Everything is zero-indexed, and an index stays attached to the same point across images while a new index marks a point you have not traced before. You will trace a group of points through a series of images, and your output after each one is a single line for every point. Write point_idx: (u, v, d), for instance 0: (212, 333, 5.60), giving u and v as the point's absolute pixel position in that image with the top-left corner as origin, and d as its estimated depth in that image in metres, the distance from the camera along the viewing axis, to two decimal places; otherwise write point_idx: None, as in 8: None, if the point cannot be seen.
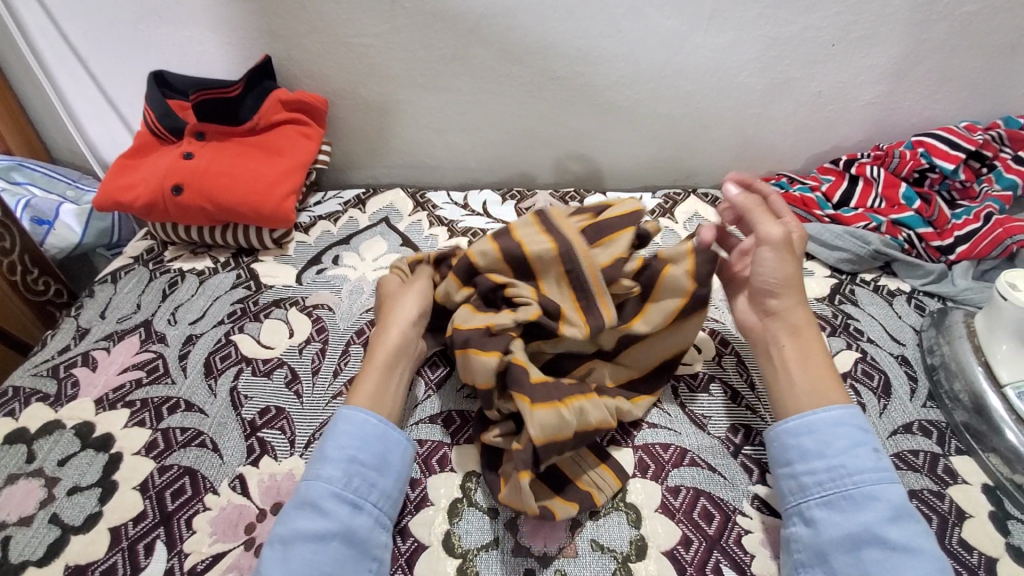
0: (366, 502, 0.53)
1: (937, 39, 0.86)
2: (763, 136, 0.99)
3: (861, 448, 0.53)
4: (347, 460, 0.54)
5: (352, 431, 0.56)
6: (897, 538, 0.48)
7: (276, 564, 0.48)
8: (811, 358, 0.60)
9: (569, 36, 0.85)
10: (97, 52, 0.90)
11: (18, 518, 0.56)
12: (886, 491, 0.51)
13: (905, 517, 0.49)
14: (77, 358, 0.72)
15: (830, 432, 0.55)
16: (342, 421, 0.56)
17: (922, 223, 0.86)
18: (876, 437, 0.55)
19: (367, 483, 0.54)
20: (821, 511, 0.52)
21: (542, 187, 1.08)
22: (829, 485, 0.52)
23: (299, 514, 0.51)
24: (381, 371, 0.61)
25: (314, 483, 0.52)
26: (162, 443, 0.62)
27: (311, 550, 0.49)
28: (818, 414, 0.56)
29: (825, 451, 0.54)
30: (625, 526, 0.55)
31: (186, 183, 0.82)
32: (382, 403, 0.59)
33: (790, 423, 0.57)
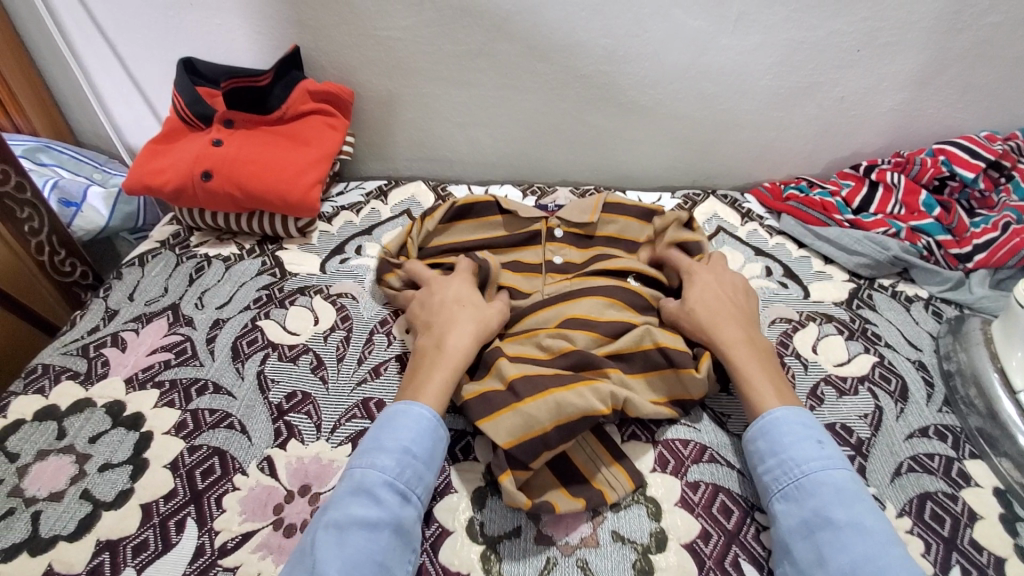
0: (414, 495, 0.53)
1: (959, 49, 0.87)
2: (783, 139, 0.99)
3: (807, 441, 0.56)
4: (400, 452, 0.54)
5: (409, 422, 0.56)
6: (843, 518, 0.50)
7: (330, 548, 0.48)
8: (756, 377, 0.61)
9: (595, 35, 0.86)
10: (128, 37, 0.91)
11: (49, 493, 0.58)
12: (831, 477, 0.53)
13: (852, 499, 0.51)
14: (107, 338, 0.73)
15: (779, 429, 0.57)
16: (398, 416, 0.57)
17: (941, 230, 0.87)
18: (822, 430, 0.57)
19: (416, 477, 0.54)
20: (781, 504, 0.54)
21: (562, 183, 1.09)
22: (784, 479, 0.55)
23: (353, 500, 0.51)
24: (451, 370, 0.60)
25: (369, 472, 0.52)
26: (191, 424, 0.63)
27: (364, 537, 0.49)
28: (764, 421, 0.58)
29: (777, 448, 0.56)
30: (645, 518, 0.57)
31: (215, 169, 0.83)
32: (442, 400, 0.59)
33: (750, 431, 0.59)
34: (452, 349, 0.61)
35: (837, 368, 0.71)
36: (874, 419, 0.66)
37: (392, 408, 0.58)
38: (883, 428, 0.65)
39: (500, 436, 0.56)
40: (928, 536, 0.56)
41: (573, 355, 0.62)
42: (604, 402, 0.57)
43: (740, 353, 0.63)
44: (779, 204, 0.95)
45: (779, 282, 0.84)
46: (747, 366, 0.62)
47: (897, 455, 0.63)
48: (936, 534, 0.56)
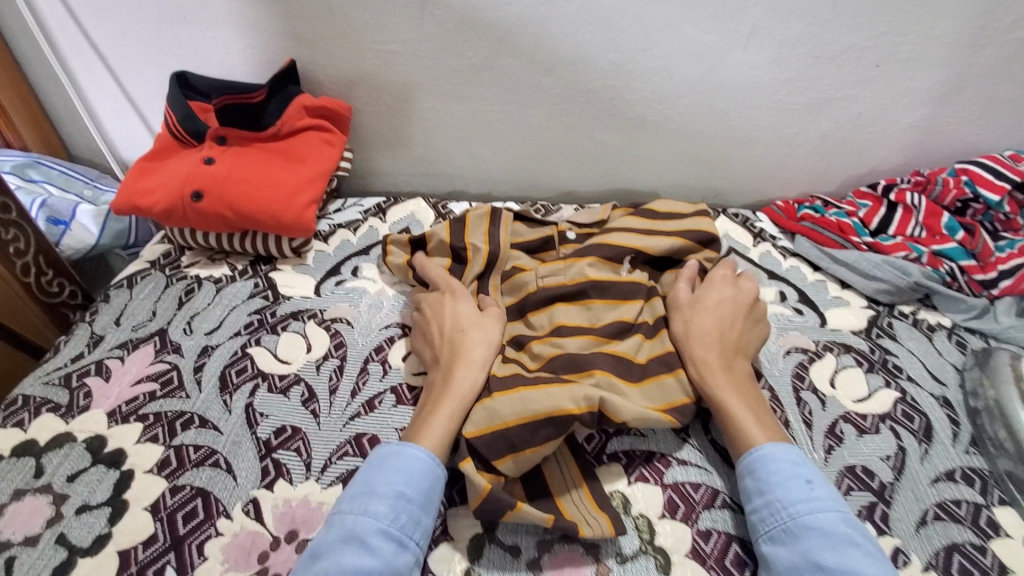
0: (410, 541, 0.50)
1: (983, 64, 0.83)
2: (796, 157, 0.96)
3: (795, 480, 0.53)
4: (395, 495, 0.51)
5: (403, 463, 0.54)
6: (831, 565, 0.46)
7: None
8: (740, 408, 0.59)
9: (601, 49, 0.83)
10: (119, 50, 0.88)
11: (23, 537, 0.54)
12: (820, 519, 0.49)
13: (842, 543, 0.47)
14: (91, 366, 0.70)
15: (765, 468, 0.54)
16: (392, 456, 0.54)
17: (964, 255, 0.83)
18: (812, 469, 0.54)
19: (412, 522, 0.51)
20: (769, 547, 0.51)
21: (567, 201, 1.05)
22: (770, 521, 0.52)
23: (344, 550, 0.48)
24: (456, 405, 0.59)
25: (362, 518, 0.50)
26: (174, 461, 0.60)
27: None
28: (751, 457, 0.56)
29: (764, 487, 0.54)
30: (653, 571, 0.53)
31: (206, 189, 0.80)
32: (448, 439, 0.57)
33: (738, 469, 0.57)
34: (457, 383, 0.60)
35: (857, 406, 0.67)
36: (897, 461, 0.62)
37: (386, 446, 0.56)
38: (906, 472, 0.61)
39: (466, 427, 0.58)
40: None
41: (561, 359, 0.64)
42: (577, 402, 0.57)
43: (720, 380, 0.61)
44: (793, 224, 0.91)
45: (794, 308, 0.80)
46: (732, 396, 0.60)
47: (922, 502, 0.59)
48: None
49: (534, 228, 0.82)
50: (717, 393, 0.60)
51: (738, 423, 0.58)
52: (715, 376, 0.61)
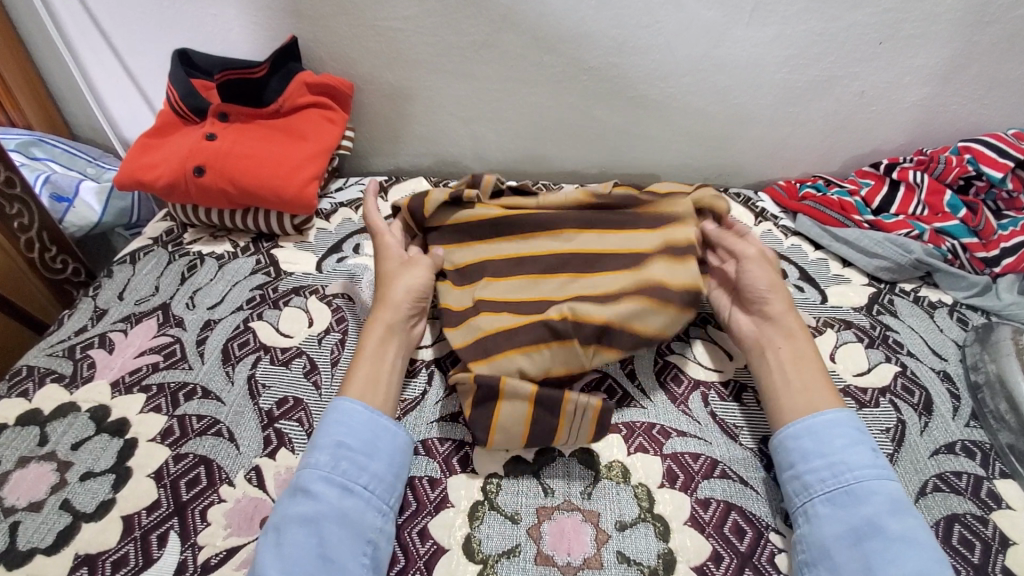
0: (356, 485, 0.53)
1: (988, 42, 0.82)
2: (798, 136, 0.95)
3: (857, 446, 0.54)
4: (334, 445, 0.54)
5: (340, 416, 0.57)
6: (896, 530, 0.48)
7: (271, 551, 0.48)
8: (810, 368, 0.60)
9: (603, 25, 0.82)
10: (122, 27, 0.88)
11: (28, 503, 0.55)
12: (884, 486, 0.51)
13: (904, 511, 0.50)
14: (94, 339, 0.70)
15: (829, 431, 0.55)
16: (332, 411, 0.57)
17: (967, 232, 0.83)
18: (872, 437, 0.56)
19: (355, 467, 0.54)
20: (824, 507, 0.52)
21: (568, 181, 1.05)
22: (830, 483, 0.53)
23: (292, 502, 0.51)
24: (371, 364, 0.61)
25: (305, 471, 0.53)
26: (177, 430, 0.61)
27: (303, 534, 0.49)
28: (818, 417, 0.56)
29: (826, 449, 0.54)
30: (652, 538, 0.53)
31: (208, 165, 0.80)
32: (369, 394, 0.59)
33: (792, 425, 0.57)
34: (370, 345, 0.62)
35: (857, 379, 0.67)
36: (896, 433, 0.62)
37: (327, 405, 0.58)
38: (906, 443, 0.62)
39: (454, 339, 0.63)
40: (956, 561, 0.53)
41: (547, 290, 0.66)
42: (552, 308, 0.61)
43: (800, 338, 0.62)
44: (795, 204, 0.91)
45: (795, 285, 0.80)
46: (807, 358, 0.61)
47: (921, 473, 0.59)
48: (965, 560, 0.53)
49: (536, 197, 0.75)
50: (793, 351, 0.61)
51: (815, 384, 0.59)
52: (802, 338, 0.62)
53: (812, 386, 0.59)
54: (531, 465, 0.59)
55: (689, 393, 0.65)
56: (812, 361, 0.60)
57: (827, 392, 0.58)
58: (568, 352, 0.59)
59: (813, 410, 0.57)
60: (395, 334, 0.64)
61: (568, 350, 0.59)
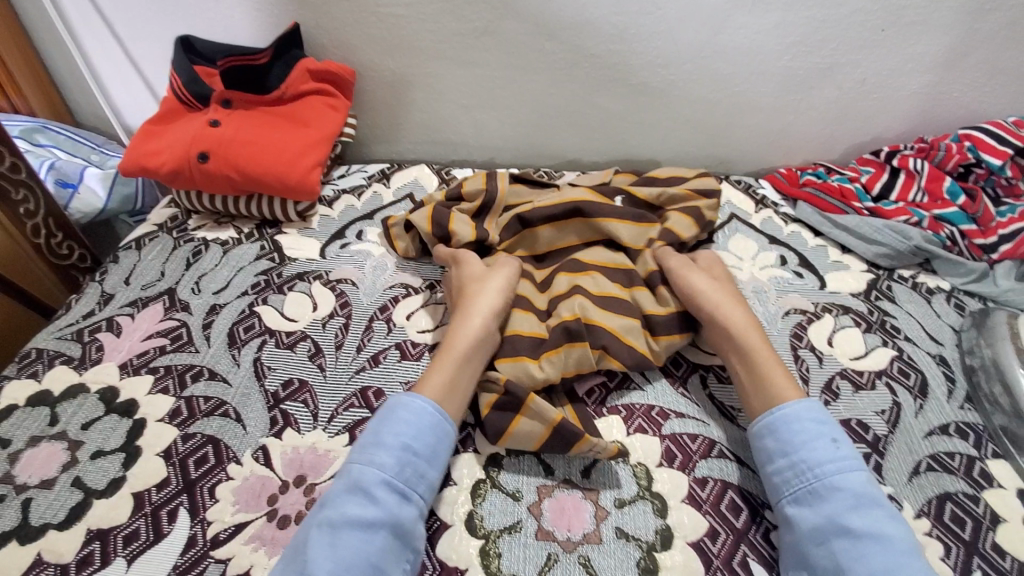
0: (414, 494, 0.52)
1: (990, 29, 0.82)
2: (799, 124, 0.96)
3: (819, 440, 0.54)
4: (400, 448, 0.54)
5: (409, 418, 0.56)
6: (859, 526, 0.48)
7: (324, 549, 0.48)
8: (764, 364, 0.60)
9: (606, 12, 0.82)
10: (125, 14, 0.88)
11: (40, 480, 0.56)
12: (847, 481, 0.51)
13: (869, 505, 0.50)
14: (102, 323, 0.72)
15: (790, 429, 0.55)
16: (402, 409, 0.56)
17: (966, 219, 0.83)
18: (836, 427, 0.56)
19: (416, 474, 0.53)
20: (792, 507, 0.52)
21: (569, 169, 1.06)
22: (795, 482, 0.53)
23: (349, 499, 0.50)
24: (454, 365, 0.60)
25: (367, 469, 0.52)
26: (185, 411, 0.62)
27: (358, 538, 0.48)
28: (774, 415, 0.57)
29: (788, 449, 0.55)
30: (651, 515, 0.54)
31: (212, 151, 0.81)
32: (446, 396, 0.58)
33: (756, 426, 0.58)
34: (459, 345, 0.61)
35: (854, 363, 0.68)
36: (892, 415, 0.63)
37: (397, 398, 0.58)
38: (901, 425, 0.63)
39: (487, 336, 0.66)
40: (947, 538, 0.54)
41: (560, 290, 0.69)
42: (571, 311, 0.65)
43: (749, 334, 0.62)
44: (795, 191, 0.91)
45: (794, 272, 0.81)
46: (762, 354, 0.61)
47: (915, 453, 0.60)
48: (956, 537, 0.54)
49: (535, 190, 0.83)
50: (748, 348, 0.61)
51: (768, 378, 0.59)
52: (750, 334, 0.62)
53: (765, 382, 0.59)
54: None
55: (687, 376, 0.66)
56: (763, 356, 0.61)
57: (787, 384, 0.59)
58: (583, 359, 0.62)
59: (770, 406, 0.58)
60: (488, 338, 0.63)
61: (581, 351, 0.62)
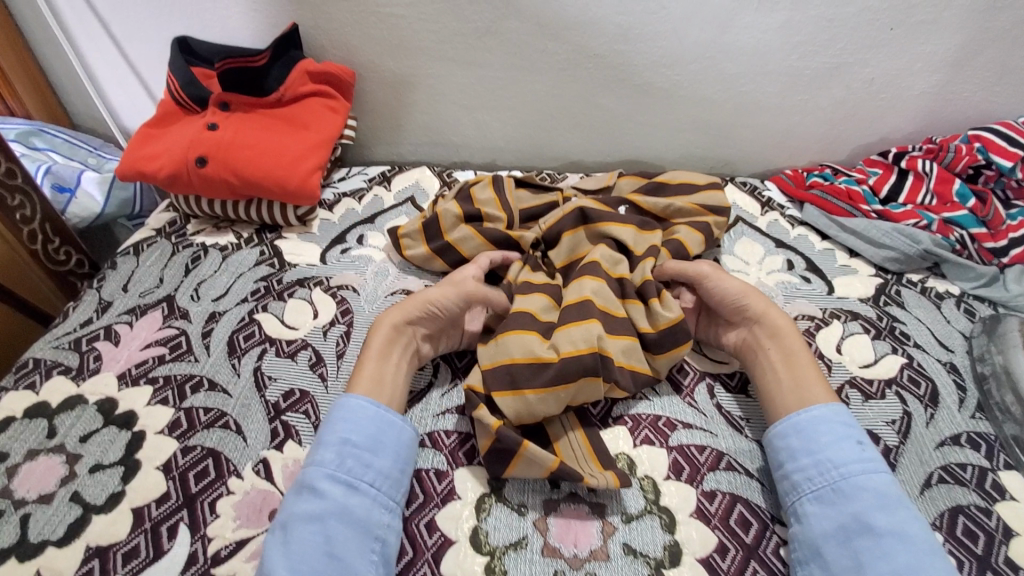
0: (362, 483, 0.53)
1: (1002, 28, 0.81)
2: (806, 124, 0.94)
3: (845, 442, 0.54)
4: (340, 443, 0.54)
5: (346, 414, 0.56)
6: (883, 525, 0.48)
7: (278, 549, 0.48)
8: (800, 363, 0.60)
9: (610, 12, 0.81)
10: (120, 14, 0.87)
11: (38, 495, 0.55)
12: (872, 481, 0.51)
13: (894, 505, 0.50)
14: (100, 331, 0.71)
15: (814, 428, 0.55)
16: (339, 409, 0.57)
17: (975, 223, 0.82)
18: (861, 431, 0.56)
19: (361, 465, 0.54)
20: (813, 505, 0.52)
21: (572, 170, 1.04)
22: (818, 480, 0.53)
23: (297, 498, 0.51)
24: (377, 357, 0.61)
25: (310, 467, 0.53)
26: (185, 423, 0.61)
27: (309, 531, 0.49)
28: (802, 415, 0.57)
29: (812, 448, 0.54)
30: (658, 530, 0.53)
31: (210, 155, 0.79)
32: (372, 389, 0.59)
33: (780, 426, 0.57)
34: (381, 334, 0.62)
35: (863, 371, 0.67)
36: (902, 425, 0.62)
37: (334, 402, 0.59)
38: (912, 435, 0.62)
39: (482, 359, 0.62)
40: (959, 553, 0.53)
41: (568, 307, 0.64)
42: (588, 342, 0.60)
43: (789, 335, 0.62)
44: (801, 193, 0.90)
45: (801, 276, 0.79)
46: (798, 354, 0.61)
47: (926, 465, 0.59)
48: (968, 551, 0.53)
49: (537, 196, 0.83)
50: (785, 348, 0.62)
51: (804, 380, 0.59)
52: (790, 336, 0.62)
53: (801, 381, 0.59)
54: None
55: (694, 385, 0.65)
56: (800, 356, 0.61)
57: (821, 387, 0.59)
58: (590, 386, 0.59)
59: (802, 405, 0.58)
60: (409, 330, 0.63)
61: (593, 386, 0.59)
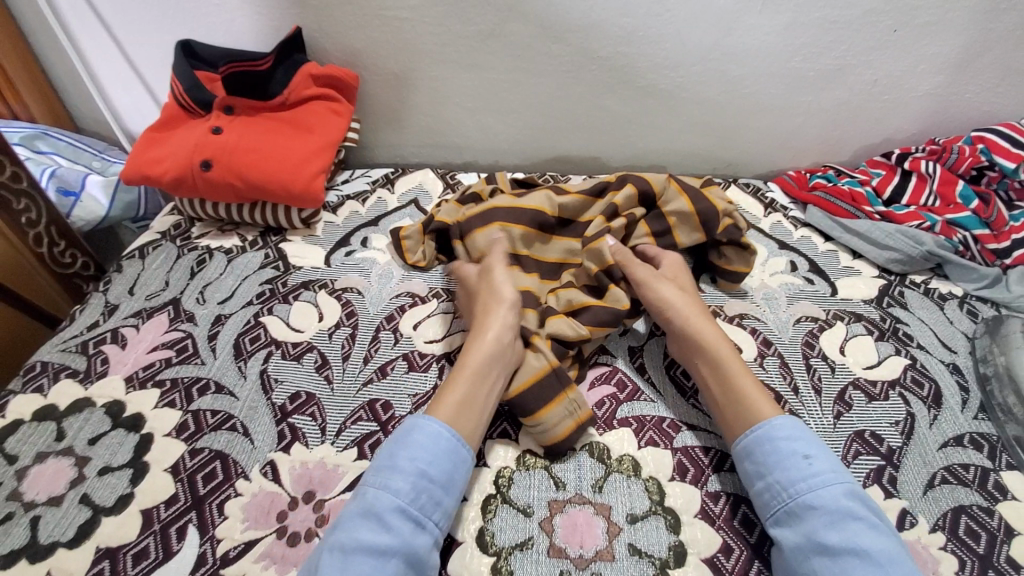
0: (429, 521, 0.51)
1: (1004, 29, 0.81)
2: (809, 125, 0.94)
3: (791, 458, 0.53)
4: (416, 474, 0.52)
5: (426, 443, 0.54)
6: (835, 543, 0.47)
7: (333, 574, 0.46)
8: (731, 375, 0.60)
9: (613, 15, 0.81)
10: (125, 18, 0.87)
11: (47, 497, 0.56)
12: (822, 498, 0.50)
13: (844, 521, 0.48)
14: (107, 334, 0.71)
15: (760, 450, 0.55)
16: (417, 433, 0.55)
17: (978, 224, 0.82)
18: (811, 442, 0.54)
19: (432, 501, 0.51)
20: (775, 529, 0.51)
21: (575, 172, 1.05)
22: (772, 503, 0.52)
23: (361, 523, 0.49)
24: (467, 385, 0.58)
25: (382, 493, 0.51)
26: (192, 425, 0.61)
27: (369, 564, 0.47)
28: (744, 440, 0.56)
29: (764, 470, 0.54)
30: (663, 531, 0.54)
31: (215, 159, 0.80)
32: (465, 418, 0.56)
33: (734, 450, 0.57)
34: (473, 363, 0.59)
35: (866, 372, 0.68)
36: (905, 426, 0.63)
37: (413, 419, 0.56)
38: (915, 436, 0.62)
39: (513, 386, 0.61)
40: (963, 553, 0.53)
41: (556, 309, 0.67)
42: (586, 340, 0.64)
43: (717, 345, 0.63)
44: (804, 194, 0.90)
45: (804, 278, 0.80)
46: (731, 367, 0.61)
47: (929, 466, 0.60)
48: (971, 551, 0.53)
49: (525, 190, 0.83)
50: (715, 359, 0.62)
51: (744, 394, 0.59)
52: (717, 346, 0.63)
53: (738, 395, 0.59)
54: (543, 458, 0.59)
55: (698, 386, 0.66)
56: (732, 366, 0.61)
57: (762, 401, 0.58)
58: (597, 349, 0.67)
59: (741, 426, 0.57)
60: (502, 349, 0.61)
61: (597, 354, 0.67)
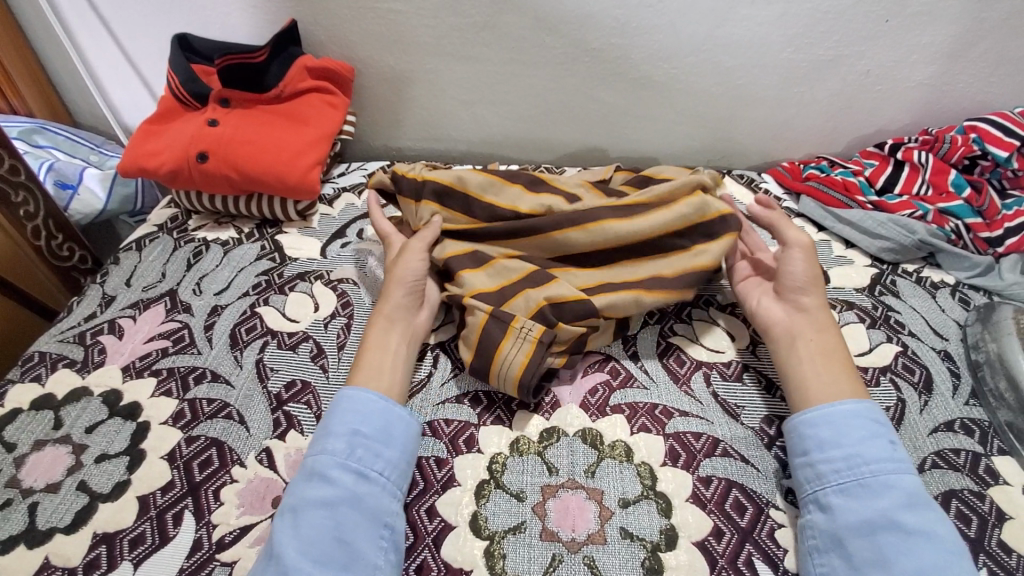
0: (372, 471, 0.54)
1: (996, 19, 0.81)
2: (803, 116, 0.95)
3: (876, 439, 0.55)
4: (349, 433, 0.55)
5: (355, 407, 0.57)
6: (912, 523, 0.48)
7: (287, 531, 0.49)
8: (833, 354, 0.61)
9: (606, 6, 0.82)
10: (121, 12, 0.88)
11: (45, 484, 0.56)
12: (902, 479, 0.52)
13: (921, 506, 0.50)
14: (104, 325, 0.71)
15: (845, 423, 0.55)
16: (347, 401, 0.58)
17: (970, 213, 0.83)
18: (891, 430, 0.56)
19: (370, 454, 0.55)
20: (838, 497, 0.52)
21: (570, 164, 1.05)
22: (845, 473, 0.53)
23: (307, 485, 0.52)
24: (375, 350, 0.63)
25: (319, 456, 0.54)
26: (189, 414, 0.62)
27: (321, 516, 0.50)
28: (835, 409, 0.56)
29: (842, 441, 0.54)
30: (655, 515, 0.54)
31: (210, 150, 0.80)
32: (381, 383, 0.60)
33: (807, 415, 0.57)
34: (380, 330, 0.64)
35: (857, 359, 0.68)
36: (896, 412, 0.63)
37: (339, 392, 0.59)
38: (906, 421, 0.62)
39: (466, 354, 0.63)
40: None
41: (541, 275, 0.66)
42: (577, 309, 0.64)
43: (828, 330, 0.63)
44: (798, 185, 0.91)
45: None
46: (838, 350, 0.61)
47: (920, 450, 0.60)
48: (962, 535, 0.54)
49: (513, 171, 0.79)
50: (828, 342, 0.62)
51: (841, 374, 0.59)
52: (830, 331, 0.63)
53: (835, 377, 0.59)
54: (536, 444, 0.60)
55: (690, 373, 0.66)
56: (839, 351, 0.61)
57: (852, 386, 0.59)
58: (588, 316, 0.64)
59: (835, 399, 0.57)
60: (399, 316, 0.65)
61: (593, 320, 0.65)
